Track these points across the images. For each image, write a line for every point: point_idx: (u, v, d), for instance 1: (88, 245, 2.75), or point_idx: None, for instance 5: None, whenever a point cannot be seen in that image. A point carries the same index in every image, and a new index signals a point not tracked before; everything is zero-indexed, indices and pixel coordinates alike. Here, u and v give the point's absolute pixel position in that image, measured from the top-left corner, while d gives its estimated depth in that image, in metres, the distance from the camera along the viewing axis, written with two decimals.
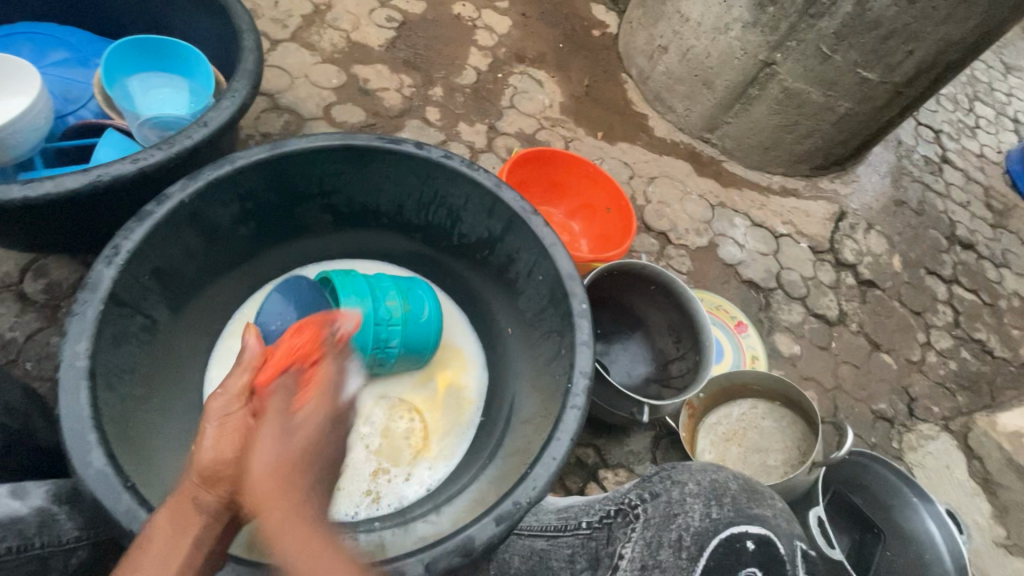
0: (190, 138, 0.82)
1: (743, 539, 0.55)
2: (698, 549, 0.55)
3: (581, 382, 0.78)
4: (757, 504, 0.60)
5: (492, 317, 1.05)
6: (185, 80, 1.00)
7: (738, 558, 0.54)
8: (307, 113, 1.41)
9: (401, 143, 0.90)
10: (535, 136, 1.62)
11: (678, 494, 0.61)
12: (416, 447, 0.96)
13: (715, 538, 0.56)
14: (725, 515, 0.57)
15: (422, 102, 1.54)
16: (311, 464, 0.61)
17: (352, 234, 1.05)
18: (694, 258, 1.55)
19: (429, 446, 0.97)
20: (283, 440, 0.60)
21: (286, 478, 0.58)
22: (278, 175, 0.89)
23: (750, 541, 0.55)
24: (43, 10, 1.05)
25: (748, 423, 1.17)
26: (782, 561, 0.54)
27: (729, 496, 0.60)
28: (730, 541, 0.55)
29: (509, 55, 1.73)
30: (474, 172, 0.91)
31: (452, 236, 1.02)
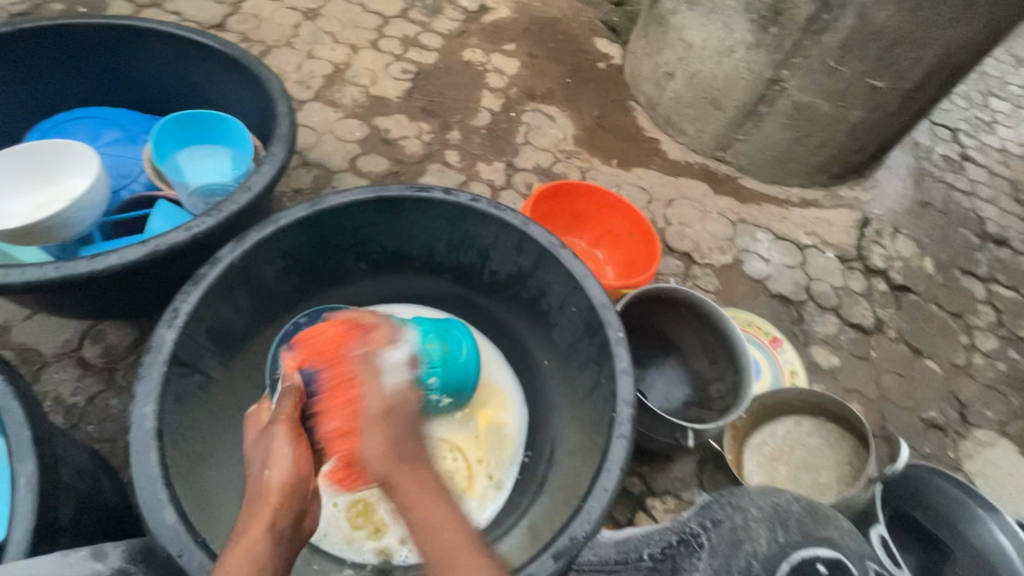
0: (236, 203, 0.87)
1: (814, 563, 0.53)
2: (769, 574, 0.52)
3: (625, 411, 0.78)
4: (823, 526, 0.57)
5: (528, 351, 1.07)
6: (226, 148, 1.06)
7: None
8: (335, 166, 1.48)
9: (430, 190, 0.94)
10: (551, 169, 1.66)
11: (742, 519, 0.58)
12: (462, 487, 0.97)
13: (785, 562, 0.53)
14: (793, 539, 0.54)
15: (441, 147, 1.60)
16: (412, 471, 0.62)
17: (388, 279, 1.09)
18: (720, 276, 1.55)
19: (475, 483, 0.98)
20: (378, 427, 0.65)
21: (390, 452, 0.63)
22: (317, 230, 0.93)
23: (820, 564, 0.53)
24: (94, 95, 1.14)
25: (794, 441, 1.15)
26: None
27: (795, 519, 0.57)
28: (800, 565, 0.52)
29: (520, 94, 1.80)
30: (501, 212, 0.94)
31: (483, 274, 1.05)
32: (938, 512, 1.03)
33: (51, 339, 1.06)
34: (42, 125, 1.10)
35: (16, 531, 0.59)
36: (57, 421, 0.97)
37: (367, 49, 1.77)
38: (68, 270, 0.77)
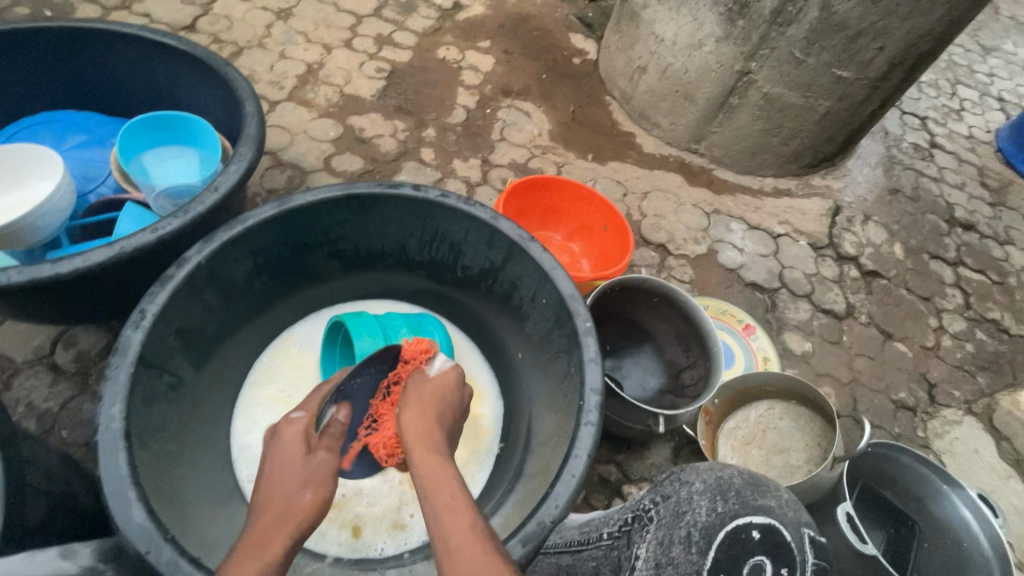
0: (203, 203, 0.88)
1: (748, 529, 0.57)
2: (707, 543, 0.57)
3: (592, 399, 0.80)
4: (760, 495, 0.60)
5: (502, 344, 1.08)
6: (194, 149, 1.06)
7: (744, 547, 0.56)
8: (309, 166, 1.48)
9: (399, 187, 0.95)
10: (527, 164, 1.67)
11: (686, 492, 0.62)
12: None
13: (721, 531, 0.57)
14: (730, 509, 0.59)
15: (416, 144, 1.61)
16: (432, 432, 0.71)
17: (362, 277, 1.10)
18: (695, 266, 1.57)
19: None
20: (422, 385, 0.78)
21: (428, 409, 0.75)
22: (287, 229, 0.94)
23: (755, 531, 0.57)
24: (59, 98, 1.14)
25: (767, 425, 1.18)
26: (789, 548, 0.56)
27: (733, 490, 0.61)
28: (735, 532, 0.57)
29: (495, 90, 1.81)
30: (471, 207, 0.95)
31: (456, 269, 1.07)
32: (905, 489, 1.08)
33: (22, 345, 1.05)
34: (7, 130, 1.09)
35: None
36: (29, 427, 0.96)
37: (341, 48, 1.76)
38: (32, 274, 0.77)
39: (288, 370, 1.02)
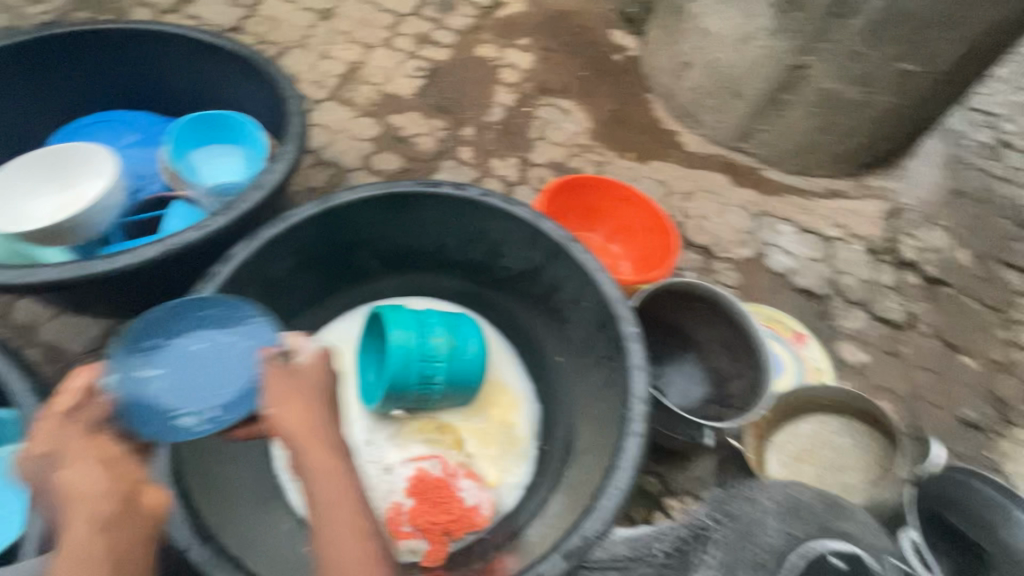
0: (248, 200, 0.88)
1: (829, 556, 0.67)
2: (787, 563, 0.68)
3: (638, 408, 0.76)
4: (841, 520, 0.72)
5: (540, 348, 1.05)
6: (240, 148, 1.07)
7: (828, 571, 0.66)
8: (350, 164, 1.48)
9: (440, 186, 0.93)
10: (566, 164, 1.64)
11: (758, 513, 0.73)
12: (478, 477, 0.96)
13: (801, 553, 0.68)
14: (806, 533, 0.70)
15: (455, 143, 1.59)
16: (314, 429, 0.67)
17: (400, 276, 1.09)
18: (741, 270, 1.50)
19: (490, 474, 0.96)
20: (287, 378, 0.69)
21: (307, 406, 0.68)
22: (329, 228, 0.93)
23: (838, 558, 0.67)
24: (114, 98, 1.17)
25: (820, 440, 1.11)
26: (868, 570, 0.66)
27: (808, 512, 0.72)
28: (817, 556, 0.67)
29: (534, 89, 1.79)
30: (512, 207, 0.93)
31: (495, 269, 1.05)
32: (973, 514, 0.95)
33: (76, 337, 1.09)
34: (66, 129, 1.13)
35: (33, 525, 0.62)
36: None
37: (381, 48, 1.77)
38: (85, 269, 0.78)
39: None
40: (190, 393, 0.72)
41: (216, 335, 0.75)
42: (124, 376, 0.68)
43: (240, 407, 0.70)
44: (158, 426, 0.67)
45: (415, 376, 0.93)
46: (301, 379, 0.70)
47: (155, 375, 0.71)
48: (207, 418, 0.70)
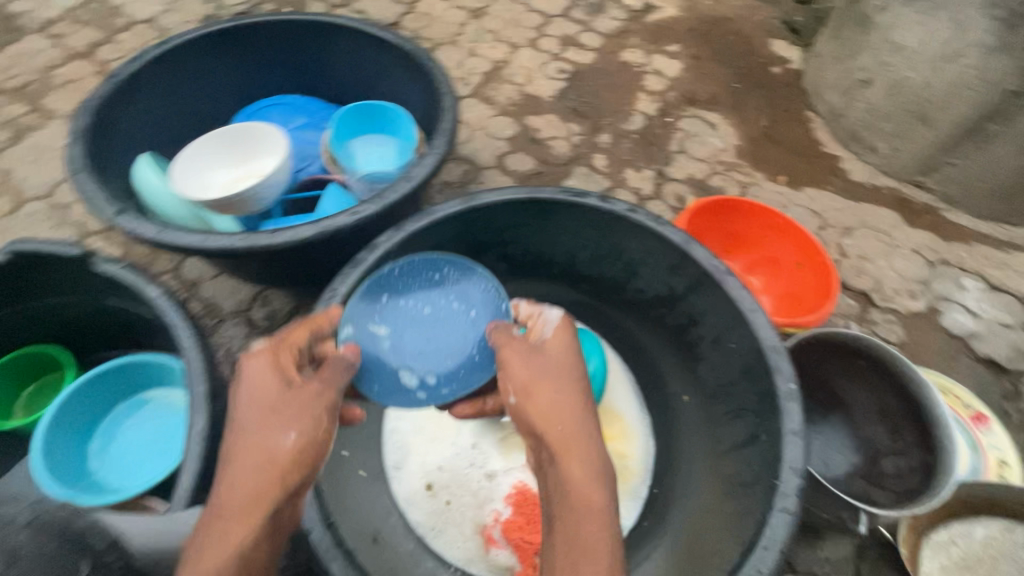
0: (397, 192, 0.90)
1: None
2: None
3: (792, 481, 0.66)
4: None
5: (664, 382, 0.97)
6: (393, 139, 1.10)
7: None
8: (484, 162, 1.48)
9: (586, 196, 0.88)
10: (707, 181, 1.51)
11: None
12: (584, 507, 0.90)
13: None
14: None
15: (589, 149, 1.54)
16: (563, 417, 0.61)
17: (524, 282, 1.06)
18: (907, 325, 1.28)
19: None
20: (531, 357, 0.65)
21: (552, 390, 0.62)
22: (467, 227, 0.92)
23: None
24: (289, 84, 1.27)
25: (998, 550, 0.91)
26: None
27: None
28: None
29: (679, 99, 1.68)
30: (661, 227, 0.86)
31: (627, 290, 0.98)
32: None
33: (230, 298, 1.19)
34: (247, 109, 1.23)
35: (184, 477, 0.66)
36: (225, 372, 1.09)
37: (525, 48, 1.76)
38: (251, 242, 0.84)
39: None
40: (413, 353, 0.76)
41: (437, 304, 0.79)
42: (361, 332, 0.75)
43: (455, 379, 0.74)
44: (385, 384, 0.74)
45: None
46: (548, 364, 0.64)
47: (386, 333, 0.76)
48: (429, 378, 0.74)
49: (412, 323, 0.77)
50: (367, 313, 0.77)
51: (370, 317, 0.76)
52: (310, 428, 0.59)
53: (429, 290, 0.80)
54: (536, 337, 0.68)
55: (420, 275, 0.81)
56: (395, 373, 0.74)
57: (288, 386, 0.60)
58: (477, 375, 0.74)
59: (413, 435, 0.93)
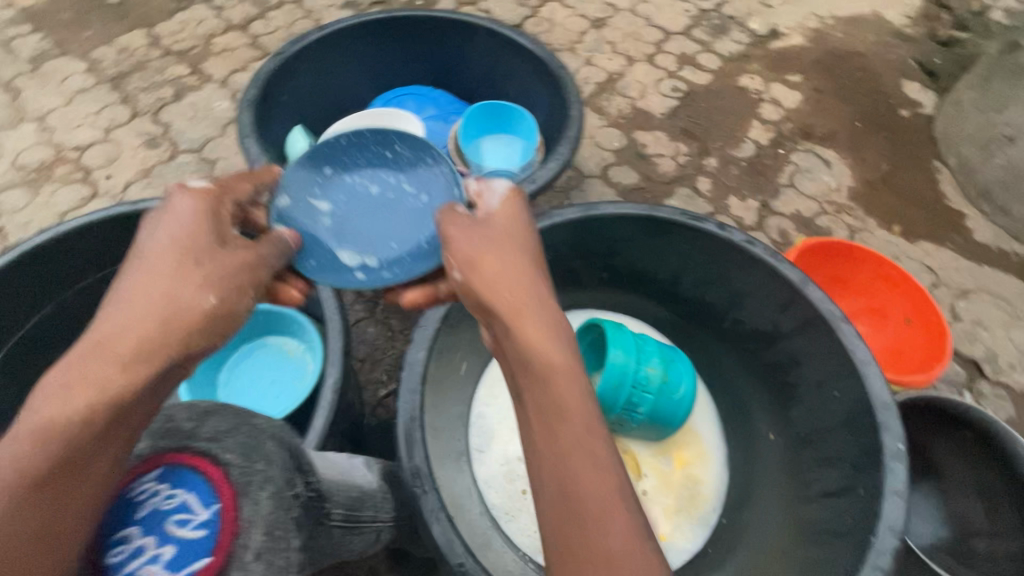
0: (520, 192, 0.95)
1: None
2: None
3: (888, 541, 0.65)
4: None
5: (751, 416, 0.96)
6: (517, 141, 1.15)
7: None
8: (588, 170, 1.51)
9: (704, 222, 0.90)
10: (813, 220, 1.47)
11: None
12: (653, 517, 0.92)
13: None
14: None
15: (695, 171, 1.53)
16: (517, 279, 0.61)
17: (620, 293, 1.09)
18: (1019, 403, 1.20)
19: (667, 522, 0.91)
20: (482, 225, 0.66)
21: (506, 252, 0.63)
22: (581, 234, 0.96)
23: None
24: (423, 76, 1.35)
25: None
26: None
27: None
28: None
29: (794, 131, 1.63)
30: (777, 263, 0.86)
31: (726, 319, 0.98)
32: None
33: None
34: (385, 95, 1.32)
35: (317, 419, 0.74)
36: None
37: (642, 62, 1.77)
38: None
39: None
40: (354, 230, 0.80)
41: (382, 187, 0.83)
42: (304, 203, 0.79)
43: (399, 262, 0.77)
44: (329, 257, 0.77)
45: (622, 401, 0.90)
46: (496, 228, 0.66)
47: (325, 205, 0.80)
48: (371, 262, 0.78)
49: (349, 200, 0.82)
50: (317, 187, 0.81)
51: (313, 189, 0.81)
52: (232, 293, 0.59)
53: (374, 170, 0.84)
54: (482, 209, 0.70)
55: (360, 155, 0.84)
56: (337, 251, 0.77)
57: (220, 245, 0.61)
58: (421, 262, 0.76)
59: (498, 422, 0.98)
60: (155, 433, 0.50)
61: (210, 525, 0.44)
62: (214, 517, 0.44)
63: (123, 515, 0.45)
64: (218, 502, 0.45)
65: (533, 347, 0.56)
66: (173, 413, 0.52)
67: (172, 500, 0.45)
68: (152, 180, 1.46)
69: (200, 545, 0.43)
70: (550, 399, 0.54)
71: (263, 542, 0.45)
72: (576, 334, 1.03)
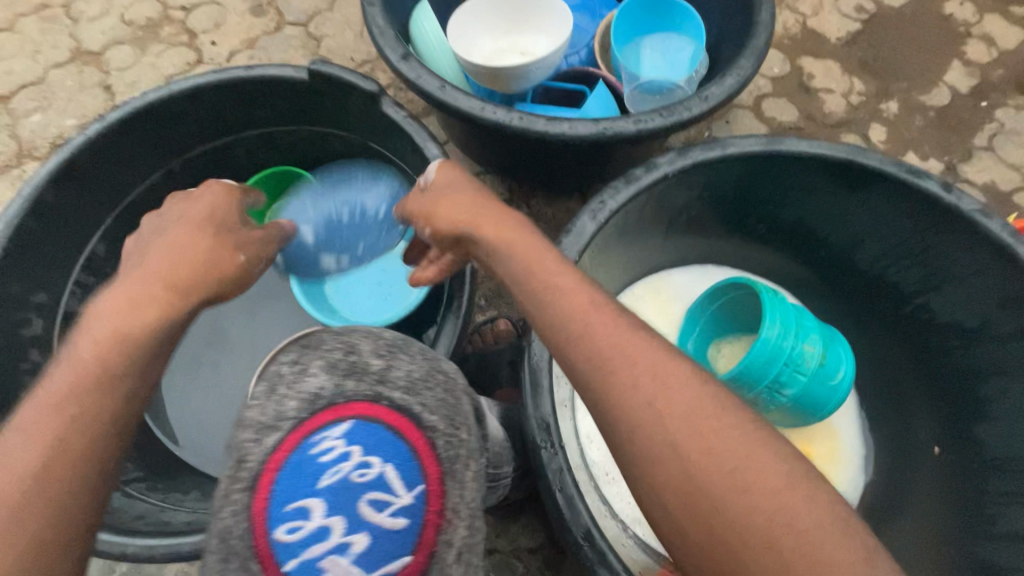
0: (690, 110, 0.77)
1: None
2: None
3: None
4: None
5: (914, 421, 0.81)
6: (674, 48, 0.96)
7: None
8: (735, 99, 1.28)
9: (926, 179, 0.70)
10: (1010, 196, 1.20)
11: None
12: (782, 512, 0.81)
13: None
14: None
15: (868, 116, 1.26)
16: (505, 228, 0.58)
17: (772, 252, 0.91)
18: None
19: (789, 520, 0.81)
20: (435, 196, 0.65)
21: (477, 206, 0.61)
22: (753, 173, 0.78)
23: None
24: None
25: None
26: None
27: None
28: None
29: (1007, 80, 1.30)
30: (1021, 247, 0.66)
31: (912, 304, 0.80)
32: None
33: None
34: None
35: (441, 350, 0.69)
36: None
37: None
38: (526, 124, 0.77)
39: (654, 313, 0.93)
40: (334, 236, 0.90)
41: (352, 200, 0.92)
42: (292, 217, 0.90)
43: (372, 252, 0.89)
44: (309, 264, 0.88)
45: (770, 377, 0.77)
46: (447, 188, 0.65)
47: (309, 223, 0.89)
48: (343, 260, 0.89)
49: (324, 210, 0.91)
50: (294, 212, 0.91)
51: (292, 207, 0.91)
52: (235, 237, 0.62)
53: (346, 177, 0.95)
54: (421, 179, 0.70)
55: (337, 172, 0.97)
56: (317, 256, 0.89)
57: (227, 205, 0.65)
58: (384, 246, 0.89)
59: None
60: (338, 369, 0.40)
61: (410, 512, 0.36)
62: (416, 503, 0.37)
63: (303, 474, 0.36)
64: (423, 484, 0.37)
65: (511, 249, 0.56)
66: (353, 345, 0.43)
67: (362, 463, 0.36)
68: (256, 53, 1.36)
69: (403, 533, 0.36)
70: (564, 328, 0.50)
71: (464, 537, 0.39)
72: (687, 321, 0.89)
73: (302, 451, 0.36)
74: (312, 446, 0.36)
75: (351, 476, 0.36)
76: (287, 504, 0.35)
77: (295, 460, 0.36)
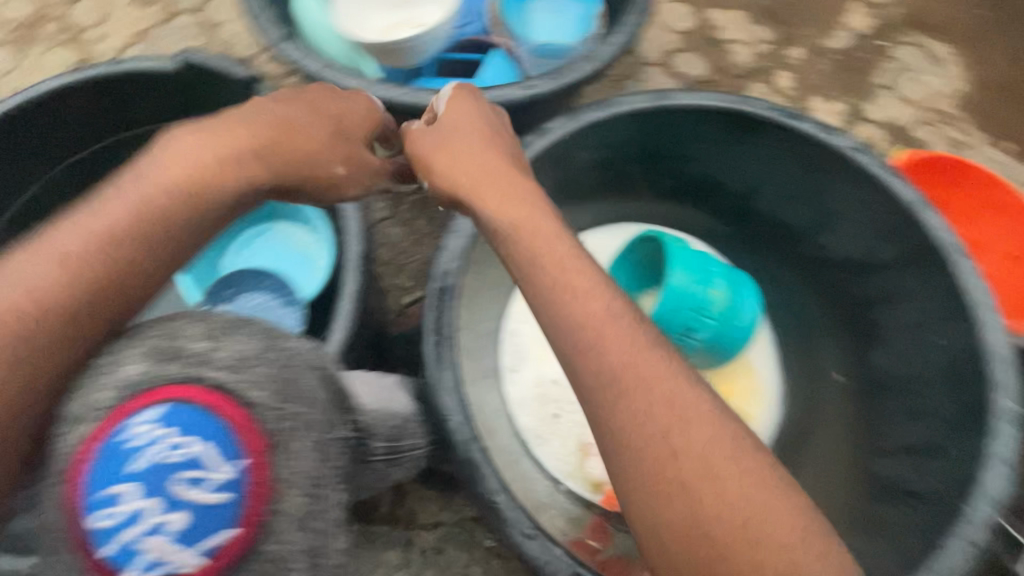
0: (579, 72, 0.77)
1: None
2: None
3: (985, 510, 0.56)
4: None
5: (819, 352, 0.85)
6: (569, 11, 0.94)
7: None
8: (647, 57, 1.28)
9: (803, 121, 0.73)
10: (909, 131, 1.25)
11: None
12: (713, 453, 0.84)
13: None
14: None
15: (775, 64, 1.29)
16: (507, 187, 0.59)
17: (681, 206, 0.93)
18: None
19: None
20: (439, 138, 0.65)
21: (483, 156, 0.62)
22: (646, 129, 0.79)
23: None
24: None
25: None
26: None
27: None
28: None
29: (903, 18, 1.34)
30: (891, 179, 0.70)
31: (808, 243, 0.84)
32: None
33: None
34: None
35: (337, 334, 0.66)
36: None
37: None
38: (415, 99, 0.76)
39: None
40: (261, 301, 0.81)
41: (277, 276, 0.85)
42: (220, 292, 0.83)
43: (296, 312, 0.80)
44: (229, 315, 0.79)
45: (679, 326, 0.80)
46: (455, 131, 0.65)
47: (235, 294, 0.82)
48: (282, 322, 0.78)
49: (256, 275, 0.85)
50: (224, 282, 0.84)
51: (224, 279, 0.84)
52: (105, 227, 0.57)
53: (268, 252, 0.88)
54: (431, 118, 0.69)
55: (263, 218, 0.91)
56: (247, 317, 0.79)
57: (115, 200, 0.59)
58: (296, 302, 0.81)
59: (532, 342, 0.90)
60: (157, 354, 0.41)
61: (229, 487, 0.37)
62: (235, 477, 0.38)
63: (117, 461, 0.37)
64: (242, 458, 0.38)
65: (500, 213, 0.58)
66: (178, 329, 0.44)
67: (174, 448, 0.37)
68: (150, 45, 1.28)
69: (222, 508, 0.37)
70: (551, 279, 0.53)
71: (301, 505, 0.40)
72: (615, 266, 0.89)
73: (116, 441, 0.38)
74: (122, 431, 0.38)
75: (163, 461, 0.37)
76: (100, 489, 0.37)
77: (109, 450, 0.37)
